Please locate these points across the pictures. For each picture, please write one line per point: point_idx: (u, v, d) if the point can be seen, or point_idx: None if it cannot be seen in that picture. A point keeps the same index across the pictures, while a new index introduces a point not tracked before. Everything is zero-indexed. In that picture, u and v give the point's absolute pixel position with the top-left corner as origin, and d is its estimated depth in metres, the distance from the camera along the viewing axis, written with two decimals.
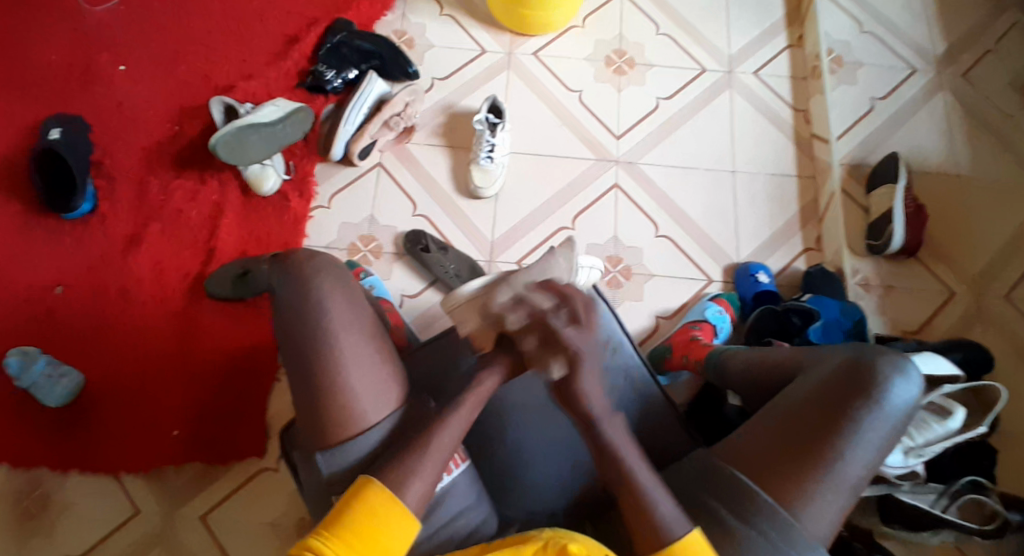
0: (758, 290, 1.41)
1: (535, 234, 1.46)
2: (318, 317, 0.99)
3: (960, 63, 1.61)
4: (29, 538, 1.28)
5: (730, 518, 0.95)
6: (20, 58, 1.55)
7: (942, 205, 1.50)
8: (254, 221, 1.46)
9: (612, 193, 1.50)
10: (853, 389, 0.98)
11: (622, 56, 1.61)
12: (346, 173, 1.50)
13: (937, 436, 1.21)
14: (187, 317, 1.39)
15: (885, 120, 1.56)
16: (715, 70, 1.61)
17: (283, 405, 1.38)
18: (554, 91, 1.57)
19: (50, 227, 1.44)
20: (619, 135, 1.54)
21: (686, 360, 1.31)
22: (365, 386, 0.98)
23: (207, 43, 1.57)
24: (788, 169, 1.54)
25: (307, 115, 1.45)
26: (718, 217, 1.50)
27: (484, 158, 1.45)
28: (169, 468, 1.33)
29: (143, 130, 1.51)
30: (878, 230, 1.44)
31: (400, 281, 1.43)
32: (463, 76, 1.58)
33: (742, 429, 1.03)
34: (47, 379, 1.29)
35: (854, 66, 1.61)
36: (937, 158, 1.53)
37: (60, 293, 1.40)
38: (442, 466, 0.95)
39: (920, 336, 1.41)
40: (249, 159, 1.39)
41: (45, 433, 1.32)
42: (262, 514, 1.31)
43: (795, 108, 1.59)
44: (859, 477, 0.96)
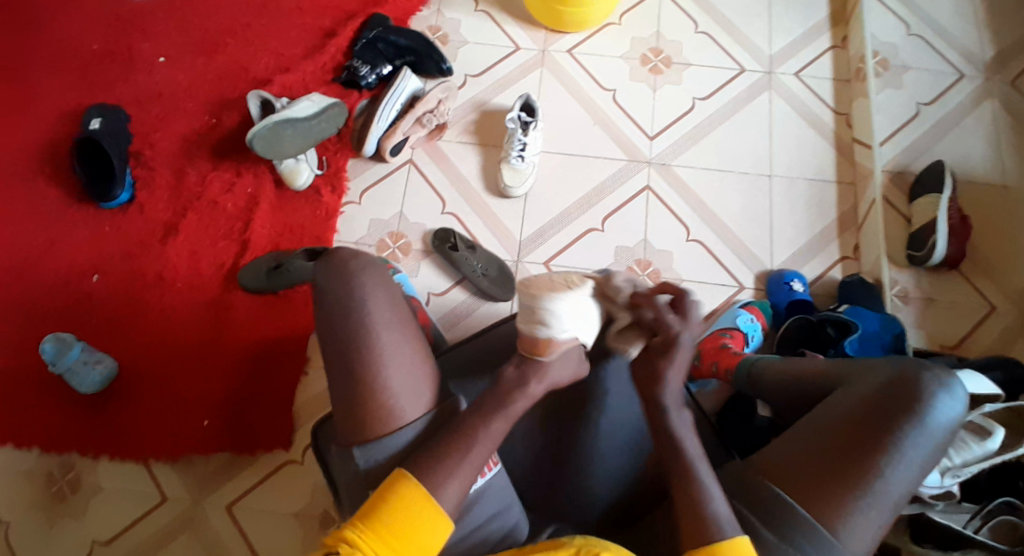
0: (793, 299, 1.38)
1: (564, 234, 1.45)
2: (358, 310, 1.00)
3: (1011, 69, 1.55)
4: (63, 518, 1.32)
5: (765, 533, 0.94)
6: (65, 47, 1.58)
7: (987, 216, 1.44)
8: (287, 215, 1.47)
9: (644, 194, 1.48)
10: (897, 404, 0.96)
11: (659, 55, 1.58)
12: (377, 170, 1.51)
13: (975, 458, 1.17)
14: (220, 308, 1.42)
15: (930, 126, 1.51)
16: (755, 70, 1.57)
17: (312, 398, 1.40)
18: (588, 90, 1.55)
19: (89, 214, 1.47)
20: (653, 136, 1.52)
21: (715, 369, 1.28)
22: (404, 385, 0.99)
23: (245, 36, 1.59)
24: (827, 174, 1.50)
25: (341, 111, 1.45)
26: (753, 221, 1.47)
27: (515, 158, 1.44)
28: (197, 456, 1.36)
29: (181, 121, 1.53)
30: (918, 242, 1.40)
31: (427, 278, 1.43)
32: (497, 73, 1.57)
33: (778, 441, 1.01)
34: (83, 364, 1.33)
35: (900, 69, 1.56)
36: (985, 166, 1.47)
37: (97, 280, 1.43)
38: (480, 468, 0.94)
39: (958, 352, 1.37)
40: (283, 154, 1.41)
41: (79, 417, 1.37)
42: (288, 504, 1.34)
43: (837, 112, 1.55)
44: (901, 494, 0.94)
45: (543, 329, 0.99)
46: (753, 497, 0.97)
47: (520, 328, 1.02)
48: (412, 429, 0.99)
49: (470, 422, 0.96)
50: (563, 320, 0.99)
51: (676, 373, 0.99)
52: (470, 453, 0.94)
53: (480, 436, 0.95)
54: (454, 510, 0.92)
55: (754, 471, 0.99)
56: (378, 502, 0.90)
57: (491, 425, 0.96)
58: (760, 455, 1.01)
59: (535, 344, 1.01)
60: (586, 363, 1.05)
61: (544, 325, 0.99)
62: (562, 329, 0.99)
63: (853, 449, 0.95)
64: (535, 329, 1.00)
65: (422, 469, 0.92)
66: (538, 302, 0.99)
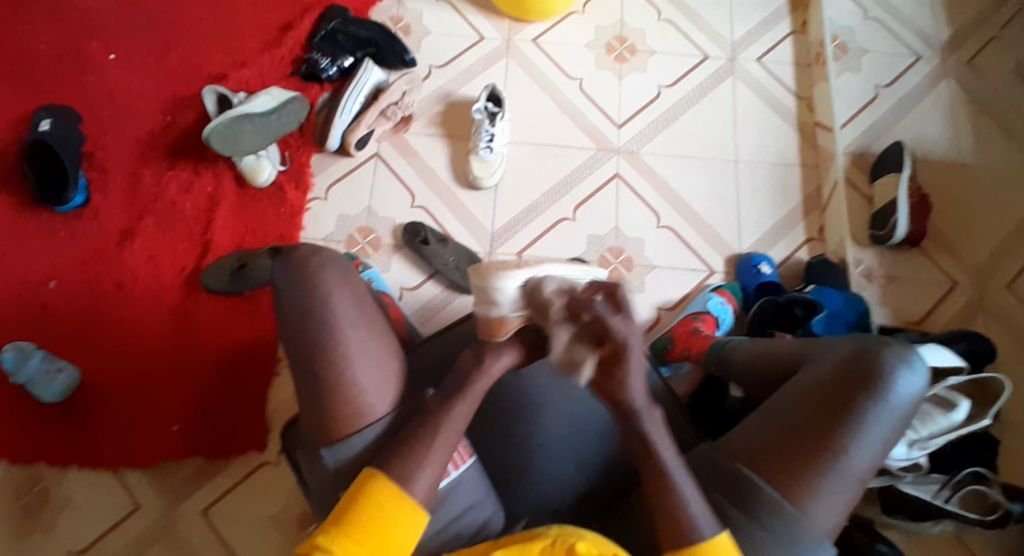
0: (761, 280, 1.40)
1: (535, 224, 1.44)
2: (323, 311, 0.97)
3: (963, 51, 1.59)
4: (26, 536, 1.27)
5: (732, 513, 0.96)
6: (8, 46, 1.51)
7: (945, 194, 1.48)
8: (251, 213, 1.43)
9: (612, 183, 1.48)
10: (859, 381, 0.97)
11: (623, 43, 1.58)
12: (342, 165, 1.48)
13: (941, 429, 1.21)
14: (184, 312, 1.38)
15: (889, 108, 1.54)
16: (717, 57, 1.59)
17: (284, 399, 1.37)
18: (554, 79, 1.55)
19: (42, 220, 1.42)
20: (620, 124, 1.52)
21: (688, 352, 1.30)
22: (373, 384, 0.98)
23: (200, 31, 1.54)
24: (791, 158, 1.52)
25: (301, 105, 1.42)
26: (721, 206, 1.48)
27: (483, 149, 1.43)
28: (166, 464, 1.32)
29: (136, 120, 1.48)
30: (881, 220, 1.43)
31: (399, 274, 1.41)
32: (462, 63, 1.55)
33: (745, 422, 1.03)
34: (44, 375, 1.28)
35: (858, 53, 1.59)
36: (942, 147, 1.51)
37: (53, 287, 1.38)
38: (445, 461, 0.94)
39: (922, 327, 1.40)
40: (243, 151, 1.37)
41: (39, 431, 1.31)
42: (263, 507, 1.31)
43: (798, 96, 1.57)
44: (864, 470, 0.96)
45: (495, 308, 0.95)
46: (721, 480, 0.99)
47: (477, 307, 0.98)
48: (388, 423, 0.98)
49: (444, 414, 0.96)
50: (514, 298, 0.94)
51: None
52: (438, 441, 0.94)
53: (447, 421, 0.95)
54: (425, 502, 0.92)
55: (724, 453, 1.01)
56: (345, 499, 0.90)
57: (464, 414, 0.96)
58: (728, 437, 1.03)
59: (490, 325, 0.98)
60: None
61: (495, 304, 0.95)
62: (514, 307, 0.95)
63: (816, 427, 0.96)
64: (489, 309, 0.96)
65: (403, 469, 0.91)
66: (491, 283, 0.93)
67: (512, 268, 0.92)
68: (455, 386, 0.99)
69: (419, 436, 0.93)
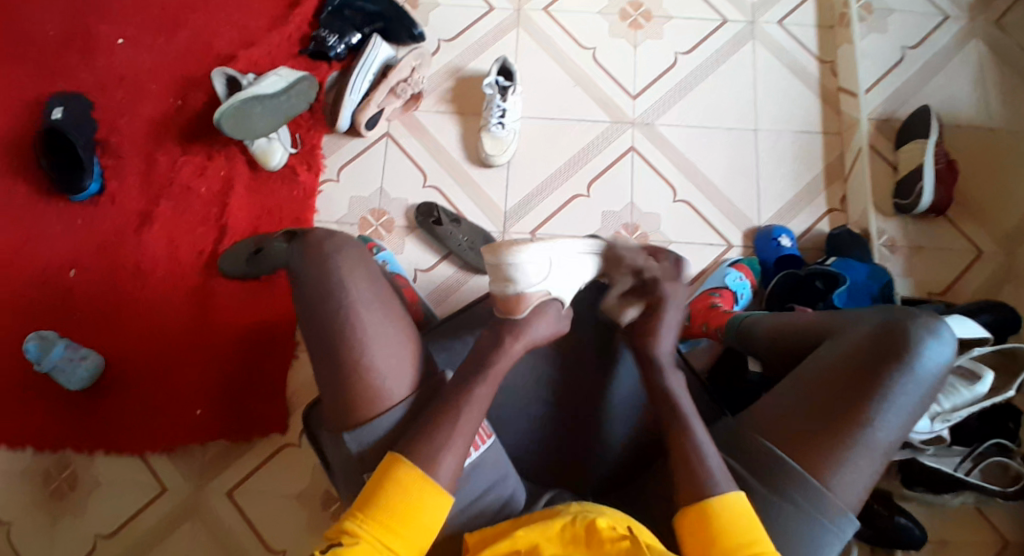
0: (781, 254, 1.38)
1: (550, 201, 1.42)
2: (341, 297, 0.98)
3: (995, 8, 1.51)
4: (63, 515, 1.32)
5: (755, 487, 0.96)
6: (18, 32, 1.51)
7: (974, 159, 1.43)
8: (265, 196, 1.43)
9: (629, 155, 1.45)
10: (885, 353, 0.96)
11: (638, 9, 1.53)
12: (353, 145, 1.47)
13: (965, 403, 1.19)
14: (204, 296, 1.40)
15: (916, 71, 1.48)
16: (737, 20, 1.53)
17: (304, 381, 1.39)
18: (566, 49, 1.50)
19: (61, 207, 1.43)
20: (635, 95, 1.48)
21: (706, 328, 1.29)
22: (391, 368, 0.98)
23: (206, 10, 1.52)
24: (813, 125, 1.48)
25: (311, 85, 1.39)
26: (740, 177, 1.45)
27: (495, 125, 1.41)
28: (194, 445, 1.35)
29: (147, 104, 1.47)
30: (906, 190, 1.39)
31: (413, 254, 1.41)
32: (471, 36, 1.51)
33: (769, 395, 1.02)
34: (69, 362, 1.31)
35: (884, 13, 1.52)
36: (971, 110, 1.45)
37: (75, 275, 1.40)
38: (471, 436, 0.96)
39: (946, 299, 1.37)
40: (254, 133, 1.36)
41: (71, 415, 1.35)
42: (288, 486, 1.34)
43: (821, 60, 1.51)
44: (891, 441, 0.95)
45: (512, 285, 1.02)
46: (745, 454, 0.99)
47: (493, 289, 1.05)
48: (407, 410, 0.99)
49: (461, 402, 0.96)
50: (528, 273, 1.02)
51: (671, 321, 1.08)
52: (456, 430, 0.94)
53: (467, 409, 0.96)
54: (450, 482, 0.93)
55: (747, 428, 1.01)
56: (372, 484, 0.92)
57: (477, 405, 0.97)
58: (752, 411, 1.02)
59: (507, 303, 1.04)
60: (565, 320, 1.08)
61: (513, 281, 1.02)
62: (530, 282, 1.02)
63: (841, 399, 0.95)
64: (504, 286, 1.03)
65: (419, 458, 0.92)
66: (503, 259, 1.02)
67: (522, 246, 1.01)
68: (469, 377, 0.99)
69: (433, 426, 0.94)
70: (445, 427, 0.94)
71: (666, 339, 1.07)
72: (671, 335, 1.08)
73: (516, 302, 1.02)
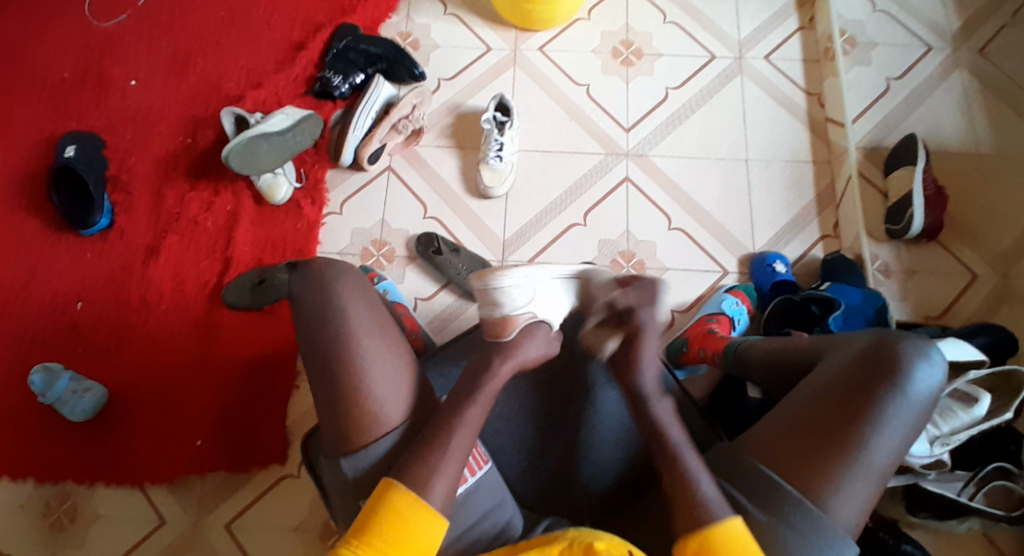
0: (776, 279, 1.40)
1: (547, 231, 1.45)
2: (339, 320, 1.01)
3: (975, 40, 1.57)
4: (61, 548, 1.32)
5: (753, 510, 0.96)
6: (35, 76, 1.57)
7: (962, 185, 1.46)
8: (269, 229, 1.47)
9: (623, 186, 1.49)
10: (878, 374, 0.97)
11: (629, 47, 1.59)
12: (356, 179, 1.51)
13: (963, 424, 1.19)
14: (207, 327, 1.42)
15: (901, 101, 1.53)
16: (725, 56, 1.58)
17: (305, 410, 1.40)
18: (561, 85, 1.56)
19: (70, 242, 1.47)
20: (628, 128, 1.53)
21: (703, 353, 1.29)
22: (388, 390, 0.99)
23: (215, 54, 1.58)
24: (803, 155, 1.51)
25: (316, 122, 1.45)
26: (734, 206, 1.48)
27: (493, 158, 1.45)
28: (194, 476, 1.35)
29: (156, 142, 1.53)
30: (897, 215, 1.41)
31: (413, 283, 1.43)
32: (469, 75, 1.57)
33: (765, 419, 1.02)
34: (73, 395, 1.32)
35: (868, 46, 1.57)
36: (957, 138, 1.49)
37: (81, 307, 1.43)
38: (465, 458, 0.96)
39: (942, 322, 1.38)
40: (260, 169, 1.40)
41: (74, 446, 1.36)
42: (287, 518, 1.34)
43: (808, 92, 1.56)
44: (886, 464, 0.95)
45: (497, 307, 1.07)
46: (741, 477, 0.98)
47: (484, 316, 1.10)
48: (403, 429, 1.00)
49: (457, 419, 0.97)
50: (513, 297, 1.07)
51: (648, 351, 1.04)
52: (453, 445, 0.95)
53: (462, 425, 0.97)
54: (444, 508, 0.93)
55: (743, 452, 1.00)
56: (361, 510, 0.93)
57: (473, 422, 0.98)
58: (747, 436, 1.02)
59: (495, 327, 1.07)
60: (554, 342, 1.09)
61: (498, 304, 1.07)
62: (515, 304, 1.06)
63: (835, 421, 0.96)
64: (493, 310, 1.08)
65: (414, 473, 0.93)
66: (492, 283, 1.08)
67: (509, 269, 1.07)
68: (463, 395, 1.00)
69: (428, 442, 0.95)
70: (440, 443, 0.95)
71: (649, 370, 1.04)
72: (655, 361, 1.05)
73: (501, 324, 1.06)
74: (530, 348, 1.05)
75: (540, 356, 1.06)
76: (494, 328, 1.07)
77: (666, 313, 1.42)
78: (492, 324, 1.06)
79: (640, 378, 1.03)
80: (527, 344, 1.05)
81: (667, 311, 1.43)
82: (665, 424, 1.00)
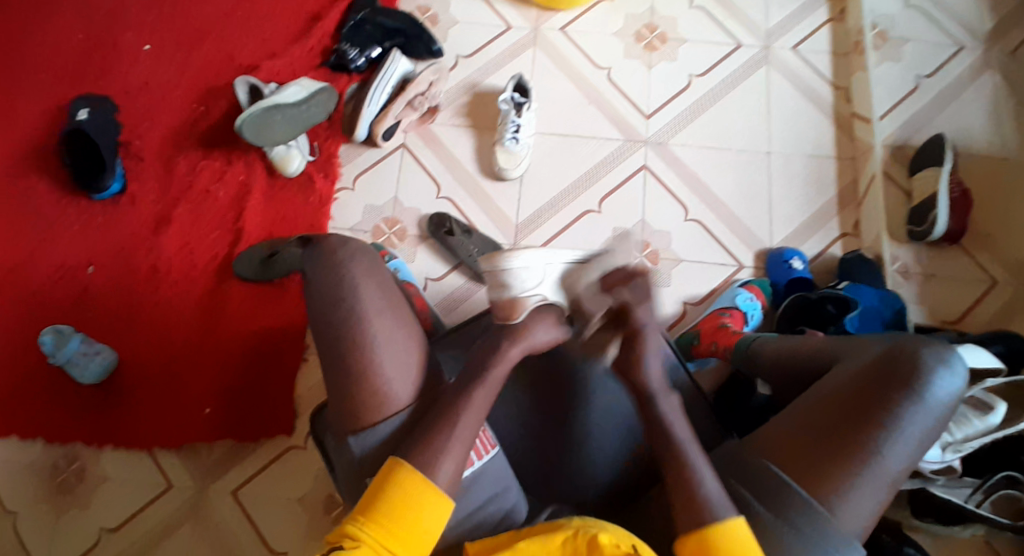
0: (792, 276, 1.37)
1: (561, 216, 1.43)
2: (347, 299, 0.99)
3: (1009, 39, 1.52)
4: (67, 509, 1.32)
5: (760, 509, 0.94)
6: (50, 38, 1.56)
7: (988, 188, 1.43)
8: (281, 202, 1.45)
9: (641, 174, 1.46)
10: (895, 380, 0.95)
11: (653, 32, 1.55)
12: (370, 155, 1.49)
13: (977, 432, 1.17)
14: (215, 298, 1.41)
15: (930, 99, 1.49)
16: (751, 45, 1.55)
17: (310, 386, 1.39)
18: (581, 68, 1.53)
19: (81, 207, 1.46)
20: (648, 115, 1.50)
21: (715, 347, 1.27)
22: (395, 372, 0.98)
23: (232, 22, 1.56)
24: (826, 150, 1.48)
25: (330, 96, 1.43)
26: (752, 199, 1.45)
27: (509, 140, 1.42)
28: (198, 446, 1.35)
29: (170, 110, 1.51)
30: (919, 216, 1.38)
31: (424, 264, 1.42)
32: (488, 53, 1.54)
33: (776, 418, 1.00)
34: (83, 356, 1.32)
35: (899, 41, 1.53)
36: (986, 139, 1.45)
37: (91, 273, 1.42)
38: (470, 444, 0.95)
39: (960, 327, 1.35)
40: (273, 139, 1.38)
41: (80, 411, 1.36)
42: (292, 489, 1.34)
43: (835, 86, 1.52)
44: (899, 470, 0.93)
45: (506, 289, 1.05)
46: (749, 476, 0.97)
47: (493, 299, 1.07)
48: (408, 412, 0.98)
49: (464, 402, 0.96)
50: (522, 279, 1.04)
51: (652, 354, 1.00)
52: (459, 430, 0.94)
53: (468, 410, 0.96)
54: (449, 491, 0.92)
55: (753, 451, 0.99)
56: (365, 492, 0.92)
57: (478, 409, 0.96)
58: (758, 435, 1.00)
59: (504, 309, 1.05)
60: (566, 327, 1.06)
61: (508, 286, 1.05)
62: (524, 285, 1.04)
63: (848, 423, 0.94)
64: (503, 293, 1.06)
65: (418, 457, 0.92)
66: (500, 266, 1.05)
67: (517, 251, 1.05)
68: (470, 380, 0.99)
69: (432, 427, 0.94)
70: (445, 428, 0.93)
71: (654, 367, 1.00)
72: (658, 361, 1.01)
73: (511, 306, 1.04)
74: (539, 334, 1.03)
75: (547, 342, 1.04)
76: (504, 311, 1.05)
77: (678, 305, 1.40)
78: (501, 306, 1.04)
79: (646, 378, 1.00)
80: (537, 330, 1.03)
81: (680, 303, 1.40)
82: (674, 421, 0.98)
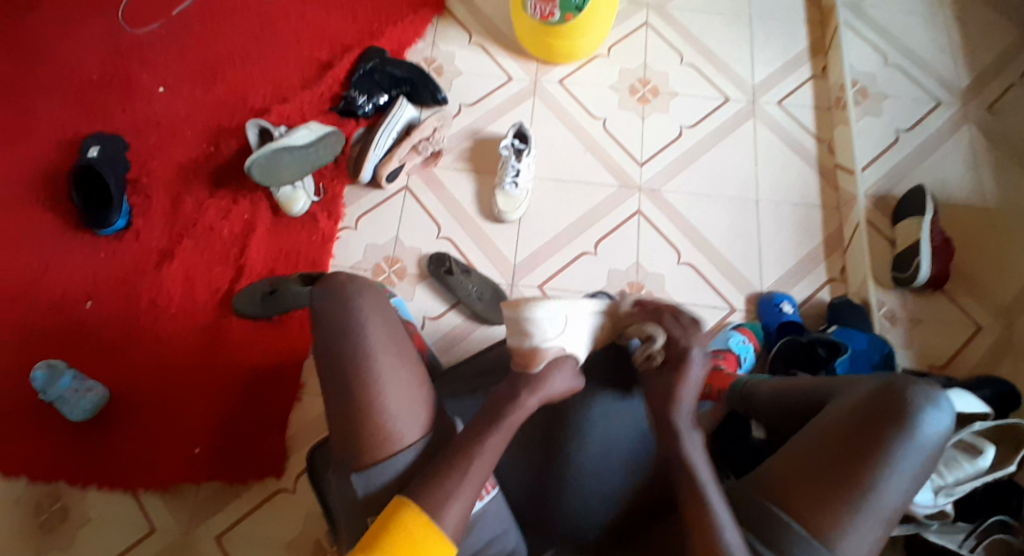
0: (783, 320, 1.40)
1: (558, 257, 1.47)
2: (358, 339, 1.00)
3: (985, 96, 1.61)
4: (49, 549, 1.30)
5: (760, 548, 0.95)
6: (64, 77, 1.61)
7: (968, 237, 1.49)
8: (284, 240, 1.48)
9: (635, 219, 1.51)
10: (887, 417, 0.96)
11: (646, 85, 1.63)
12: (373, 197, 1.53)
13: (967, 475, 1.15)
14: (215, 334, 1.42)
15: (911, 151, 1.56)
16: (739, 99, 1.63)
17: (304, 425, 1.39)
18: (578, 117, 1.60)
19: (85, 240, 1.48)
20: (642, 161, 1.56)
21: (708, 389, 1.25)
22: (402, 410, 0.99)
23: (244, 67, 1.62)
24: (812, 199, 1.54)
25: (338, 140, 1.47)
26: (742, 244, 1.50)
27: (509, 184, 1.47)
28: (189, 485, 1.34)
29: (179, 149, 1.55)
30: (903, 263, 1.43)
31: (422, 302, 1.45)
32: (489, 102, 1.61)
33: (772, 457, 1.01)
34: (74, 393, 1.32)
35: (879, 97, 1.62)
36: (965, 191, 1.52)
37: (91, 306, 1.43)
38: (480, 486, 0.95)
39: (946, 371, 1.39)
40: (281, 180, 1.42)
41: (71, 449, 1.35)
42: (280, 532, 1.32)
43: (819, 138, 1.60)
44: (894, 507, 0.94)
45: (528, 338, 1.06)
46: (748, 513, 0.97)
47: (511, 345, 1.09)
48: (417, 454, 0.99)
49: (477, 446, 0.96)
50: (544, 329, 1.06)
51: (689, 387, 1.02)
52: (470, 473, 0.94)
53: (481, 453, 0.96)
54: (455, 532, 0.92)
55: (752, 487, 0.99)
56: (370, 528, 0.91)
57: (489, 439, 0.97)
58: (758, 471, 1.00)
59: (524, 357, 1.07)
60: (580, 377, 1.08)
61: (528, 335, 1.06)
62: (546, 336, 1.06)
63: (844, 461, 0.94)
64: (523, 339, 1.07)
65: (428, 497, 0.92)
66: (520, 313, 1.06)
67: (541, 301, 1.05)
68: (480, 420, 1.00)
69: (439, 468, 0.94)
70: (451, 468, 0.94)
71: (683, 406, 1.01)
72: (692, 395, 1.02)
73: (532, 355, 1.06)
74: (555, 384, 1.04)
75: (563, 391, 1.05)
76: (523, 358, 1.07)
77: None
78: (521, 353, 1.06)
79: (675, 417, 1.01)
80: (553, 382, 1.03)
81: None
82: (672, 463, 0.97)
